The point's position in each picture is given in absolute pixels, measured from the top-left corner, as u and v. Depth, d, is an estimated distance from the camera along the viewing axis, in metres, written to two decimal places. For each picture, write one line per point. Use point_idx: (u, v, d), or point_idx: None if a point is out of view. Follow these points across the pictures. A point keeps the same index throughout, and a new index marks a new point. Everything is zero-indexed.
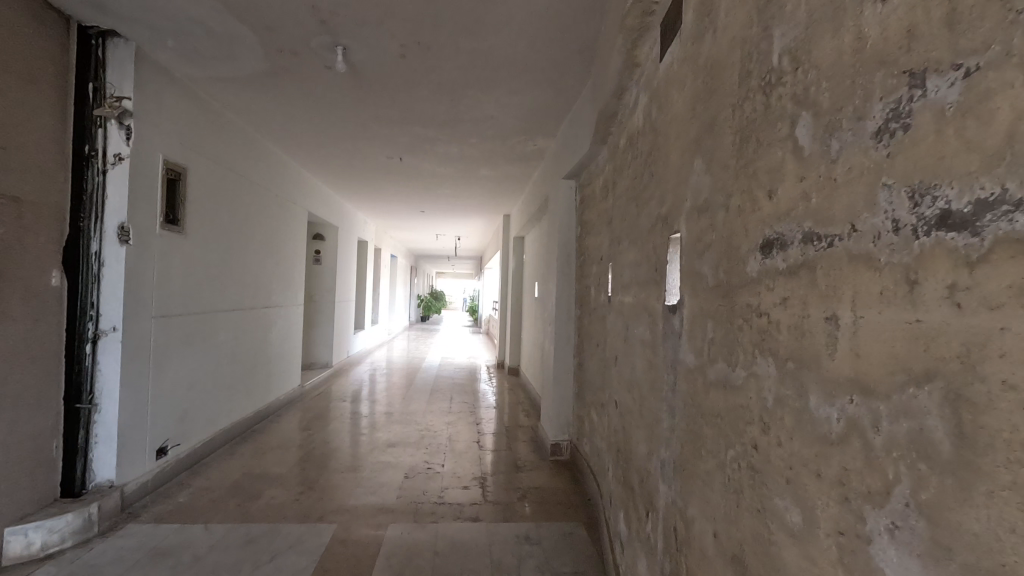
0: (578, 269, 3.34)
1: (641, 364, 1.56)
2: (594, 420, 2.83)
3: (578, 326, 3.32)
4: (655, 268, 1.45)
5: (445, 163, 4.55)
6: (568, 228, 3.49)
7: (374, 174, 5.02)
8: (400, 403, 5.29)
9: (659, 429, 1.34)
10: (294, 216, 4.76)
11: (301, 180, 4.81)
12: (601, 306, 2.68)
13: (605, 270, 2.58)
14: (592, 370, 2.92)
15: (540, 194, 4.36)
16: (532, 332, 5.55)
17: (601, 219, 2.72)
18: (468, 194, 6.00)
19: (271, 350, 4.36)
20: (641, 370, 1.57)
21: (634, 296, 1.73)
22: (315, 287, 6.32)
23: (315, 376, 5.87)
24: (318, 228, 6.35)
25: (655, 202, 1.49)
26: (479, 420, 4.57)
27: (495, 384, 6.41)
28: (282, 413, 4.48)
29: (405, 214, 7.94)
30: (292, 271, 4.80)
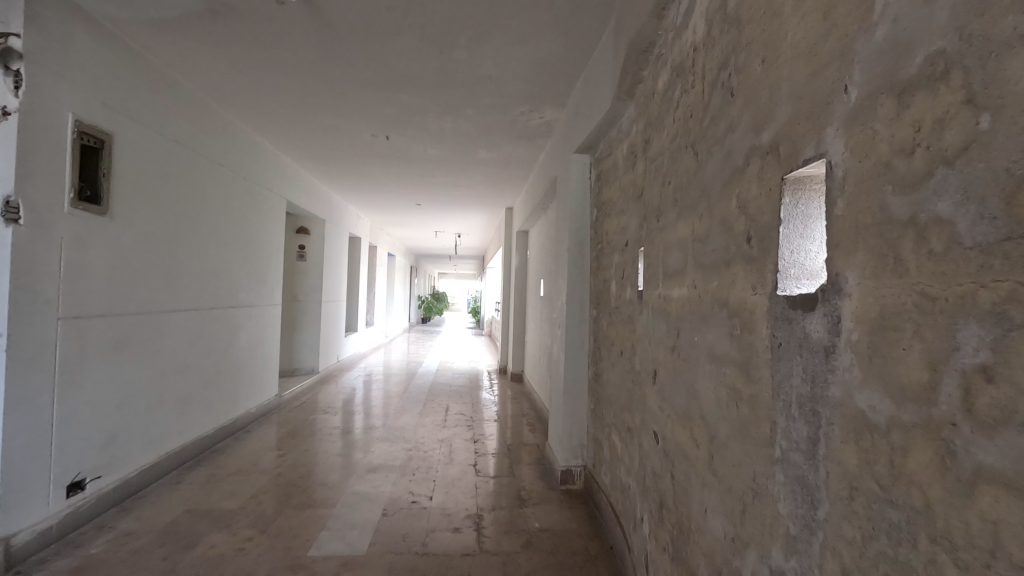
0: (593, 259, 2.78)
1: (715, 389, 1.03)
2: (616, 446, 2.27)
3: (593, 329, 2.78)
4: (751, 240, 0.90)
5: (439, 143, 4.01)
6: (580, 212, 2.93)
7: (359, 157, 4.48)
8: (390, 414, 4.73)
9: (787, 507, 0.81)
10: (266, 203, 4.22)
11: (273, 164, 4.27)
12: (625, 305, 2.13)
13: (631, 257, 2.05)
14: (612, 383, 2.37)
15: (547, 176, 3.81)
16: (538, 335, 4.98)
17: (625, 195, 2.20)
18: (467, 182, 5.43)
19: (239, 357, 3.82)
20: (715, 399, 1.02)
21: (694, 286, 1.18)
22: (299, 285, 5.77)
23: (296, 384, 5.30)
24: (301, 220, 5.80)
25: (743, 134, 0.95)
26: (477, 434, 4.00)
27: (496, 392, 5.85)
28: (252, 428, 3.92)
29: (399, 207, 7.38)
30: (265, 266, 4.26)
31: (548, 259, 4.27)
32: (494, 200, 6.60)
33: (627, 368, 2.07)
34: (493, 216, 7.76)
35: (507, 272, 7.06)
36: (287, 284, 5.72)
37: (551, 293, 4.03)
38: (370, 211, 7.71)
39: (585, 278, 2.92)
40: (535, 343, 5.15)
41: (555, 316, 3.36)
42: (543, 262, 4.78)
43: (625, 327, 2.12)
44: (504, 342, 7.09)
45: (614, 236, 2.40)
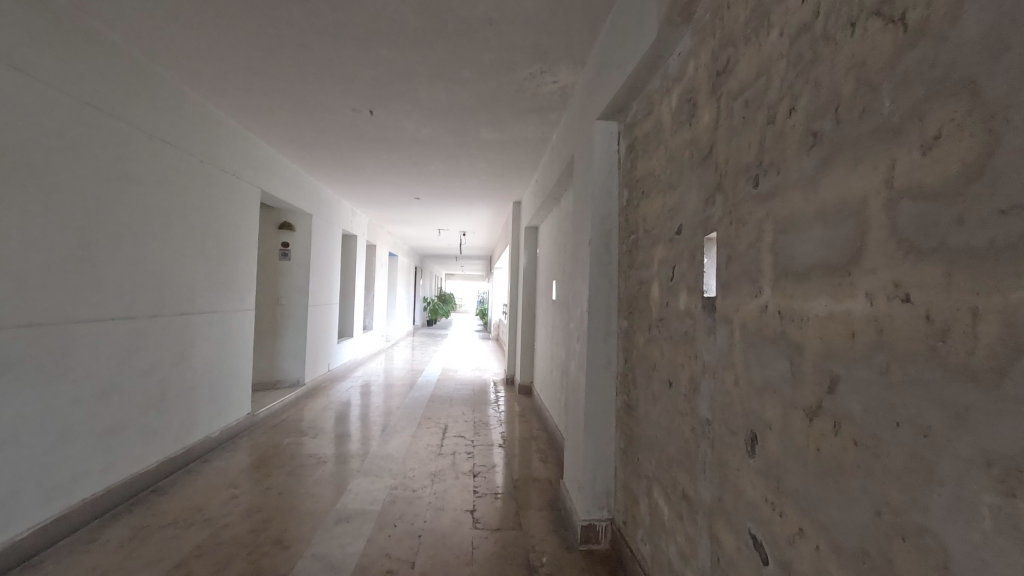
0: (624, 254, 2.16)
1: None
2: (663, 512, 1.64)
3: (625, 345, 2.15)
4: None
5: (434, 117, 3.40)
6: (606, 195, 2.30)
7: (343, 138, 3.87)
8: (380, 435, 4.13)
9: None
10: (234, 192, 3.65)
11: (242, 146, 3.70)
12: (680, 317, 1.50)
13: (692, 249, 1.42)
14: (656, 423, 1.74)
15: (562, 156, 3.20)
16: (550, 342, 4.34)
17: (678, 162, 1.57)
18: (469, 170, 4.81)
19: (197, 372, 3.24)
20: None
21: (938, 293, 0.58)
22: (282, 287, 5.18)
23: (276, 400, 4.70)
24: (285, 214, 5.20)
25: None
26: (478, 463, 3.39)
27: (502, 406, 5.24)
28: (213, 456, 3.32)
29: (396, 201, 6.76)
30: (233, 264, 3.68)
31: (563, 259, 3.63)
32: (501, 192, 5.98)
33: (685, 411, 1.44)
34: (500, 210, 7.13)
35: (515, 272, 6.42)
36: (269, 286, 5.12)
37: (567, 297, 3.40)
38: (366, 207, 7.11)
39: (613, 278, 2.29)
40: (547, 353, 4.51)
41: (573, 325, 2.73)
42: (556, 260, 4.14)
43: (680, 349, 1.49)
44: (511, 349, 6.45)
45: (657, 218, 1.77)
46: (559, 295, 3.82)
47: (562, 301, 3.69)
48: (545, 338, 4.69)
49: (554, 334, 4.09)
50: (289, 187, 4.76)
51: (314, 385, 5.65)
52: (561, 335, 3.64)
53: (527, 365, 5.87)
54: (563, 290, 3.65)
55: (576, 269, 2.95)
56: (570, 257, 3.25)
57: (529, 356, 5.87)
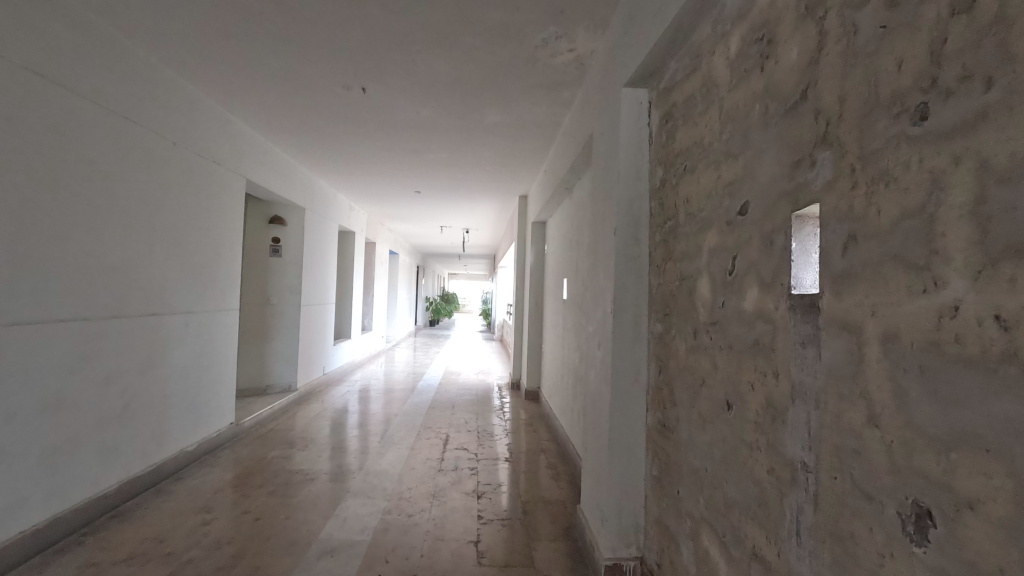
0: (659, 243, 1.82)
1: None
2: (718, 566, 1.30)
3: (658, 353, 1.81)
4: None
5: (434, 95, 3.07)
6: (635, 176, 1.96)
7: (336, 121, 3.54)
8: (375, 445, 3.79)
9: None
10: (214, 180, 3.32)
11: (223, 130, 3.37)
12: (748, 321, 1.16)
13: (768, 232, 1.08)
14: (706, 452, 1.40)
15: (578, 137, 2.85)
16: (561, 345, 3.99)
17: (740, 122, 1.23)
18: (473, 159, 4.47)
19: (171, 379, 2.92)
20: None
21: None
22: (273, 285, 4.85)
23: (264, 407, 4.36)
24: (275, 207, 4.87)
25: None
26: (482, 480, 3.05)
27: (508, 413, 4.90)
28: (189, 472, 3.00)
29: (396, 196, 6.43)
30: (215, 259, 3.36)
31: (578, 254, 3.29)
32: (506, 185, 5.64)
33: (756, 445, 1.10)
34: (505, 205, 6.80)
35: (522, 270, 6.08)
36: (258, 284, 4.79)
37: (583, 296, 3.05)
38: (364, 201, 6.78)
39: (642, 274, 1.95)
40: (558, 357, 4.16)
41: (592, 328, 2.39)
42: (568, 255, 3.80)
43: (748, 362, 1.15)
44: (517, 352, 6.11)
45: (706, 198, 1.43)
46: (573, 294, 3.47)
47: (575, 300, 3.35)
48: (555, 340, 4.35)
49: (566, 337, 3.74)
50: (278, 177, 4.42)
51: (307, 391, 5.32)
52: (575, 338, 3.30)
53: (533, 369, 5.52)
54: (578, 288, 3.31)
55: (595, 265, 2.60)
56: (587, 252, 2.90)
57: (536, 359, 5.53)
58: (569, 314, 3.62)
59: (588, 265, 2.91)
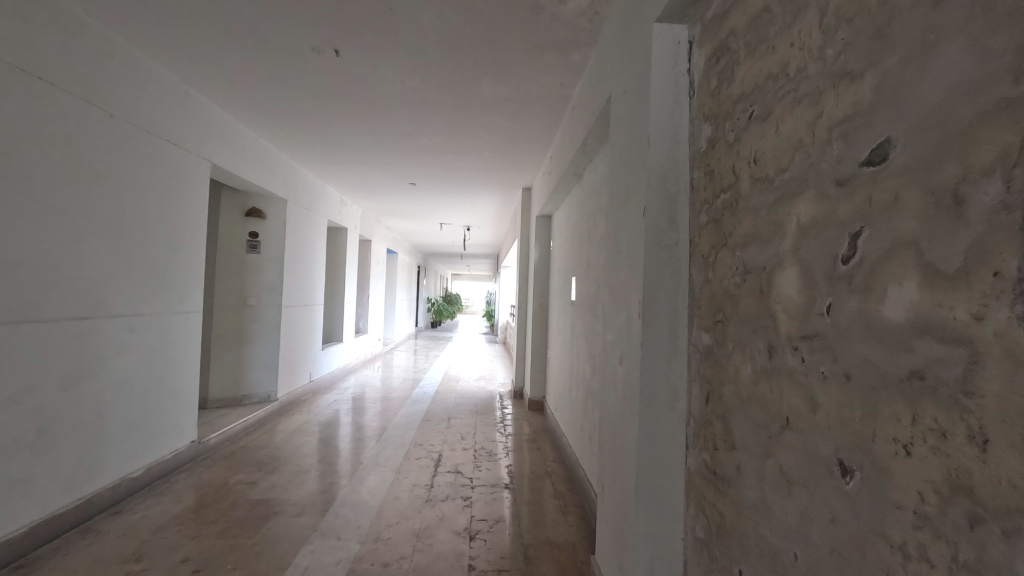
0: (705, 227, 1.35)
1: None
2: None
3: (706, 375, 1.33)
4: None
5: (421, 59, 2.62)
6: (670, 139, 1.50)
7: (312, 95, 3.10)
8: (358, 465, 3.34)
9: None
10: (169, 162, 2.88)
11: (176, 103, 2.93)
12: (898, 341, 0.69)
13: (959, 183, 0.61)
14: (796, 534, 0.93)
15: (591, 106, 2.40)
16: (570, 353, 3.53)
17: (869, 19, 0.77)
18: (471, 143, 4.02)
19: (109, 394, 2.47)
20: None
21: None
22: (251, 284, 4.40)
23: (237, 420, 3.92)
24: (254, 198, 4.43)
25: None
26: (476, 513, 2.59)
27: (509, 425, 4.45)
28: (133, 503, 2.56)
29: (390, 188, 5.98)
30: (169, 253, 2.90)
31: (592, 248, 2.82)
32: (508, 176, 5.19)
33: (929, 558, 0.63)
34: (507, 199, 6.34)
35: (525, 269, 5.62)
36: (234, 283, 4.34)
37: (598, 297, 2.59)
38: (357, 195, 6.33)
39: (680, 267, 1.48)
40: (566, 365, 3.70)
41: (610, 338, 1.93)
42: (578, 251, 3.34)
43: (902, 411, 0.68)
44: (520, 357, 5.64)
45: (795, 150, 0.96)
46: (585, 295, 3.01)
47: (588, 302, 2.89)
48: (563, 346, 3.88)
49: (576, 344, 3.28)
50: (253, 164, 3.98)
51: (290, 400, 4.86)
52: (587, 345, 2.83)
53: (538, 376, 5.06)
54: (590, 286, 2.85)
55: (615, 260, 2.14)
56: (604, 247, 2.45)
57: (541, 366, 5.06)
58: (580, 317, 3.16)
59: (605, 261, 2.45)
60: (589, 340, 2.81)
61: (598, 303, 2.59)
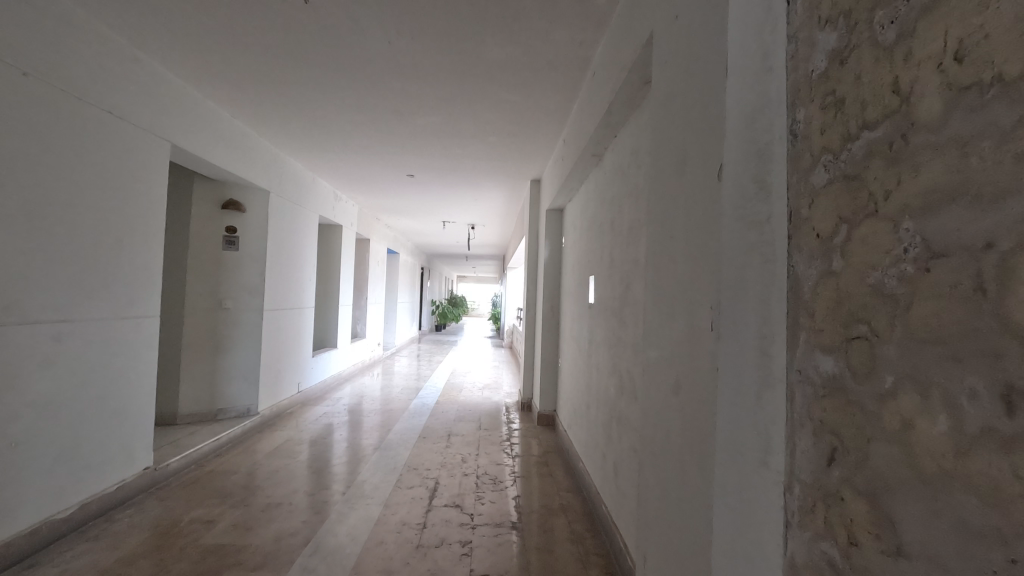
0: (819, 188, 0.88)
1: None
2: None
3: (828, 422, 0.85)
4: None
5: (410, 9, 2.17)
6: (756, 64, 1.02)
7: (288, 57, 2.65)
8: (340, 494, 2.87)
9: None
10: (113, 138, 2.43)
11: (121, 68, 2.48)
12: None
13: None
14: None
15: (620, 61, 1.94)
16: (588, 363, 3.03)
17: None
18: (474, 122, 3.54)
19: (25, 417, 2.02)
20: None
21: None
22: (228, 284, 3.94)
23: (209, 439, 3.46)
24: (233, 188, 3.97)
25: None
26: (477, 564, 2.11)
27: (517, 442, 3.97)
28: (57, 551, 2.10)
29: (387, 181, 5.53)
30: (113, 246, 2.45)
31: (619, 239, 2.33)
32: (516, 165, 4.71)
33: None
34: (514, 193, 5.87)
35: (534, 268, 5.14)
36: (209, 283, 3.88)
37: (630, 299, 2.10)
38: (351, 189, 5.87)
39: (774, 255, 0.98)
40: (583, 378, 3.21)
41: (657, 354, 1.44)
42: (598, 244, 2.85)
43: None
44: (528, 365, 5.15)
45: None
46: (610, 296, 2.52)
47: (614, 305, 2.40)
48: (578, 355, 3.39)
49: (597, 355, 2.79)
50: (227, 148, 3.53)
51: (274, 414, 4.38)
52: (615, 356, 2.35)
53: (549, 387, 4.56)
54: (617, 287, 2.36)
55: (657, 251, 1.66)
56: (640, 236, 1.96)
57: (552, 375, 4.56)
58: (602, 322, 2.67)
59: (639, 253, 1.96)
60: (617, 351, 2.31)
61: (630, 307, 2.10)
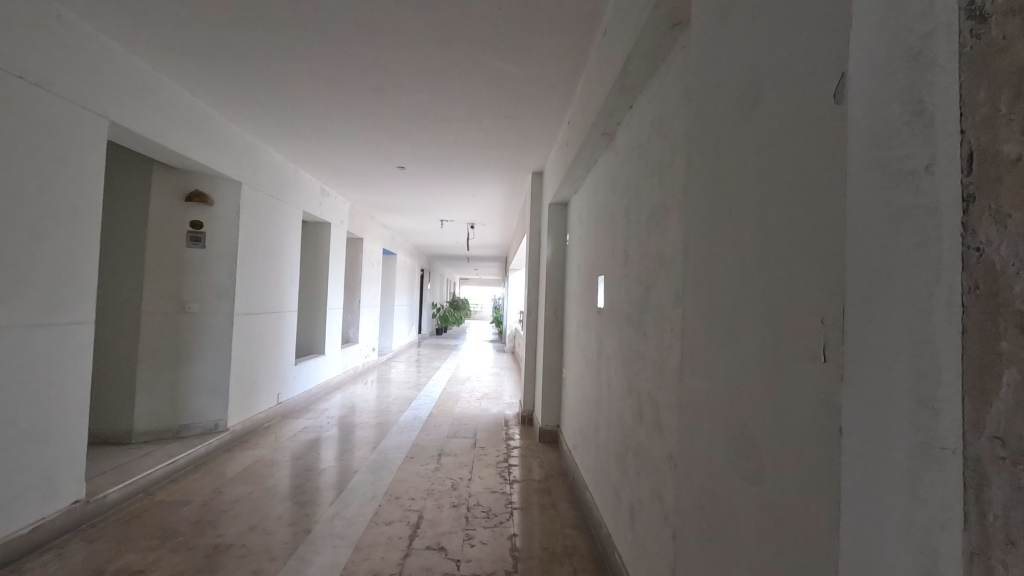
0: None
1: None
2: None
3: None
4: None
5: None
6: None
7: (241, 14, 2.24)
8: (304, 529, 2.46)
9: None
10: (19, 109, 2.02)
11: (38, 26, 2.08)
12: None
13: None
14: None
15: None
16: (597, 379, 2.59)
17: None
18: (466, 99, 3.13)
19: None
20: None
21: None
22: (192, 285, 3.53)
23: (165, 461, 3.04)
24: (199, 178, 3.57)
25: None
26: None
27: (515, 464, 3.55)
28: None
29: (377, 175, 5.14)
30: (16, 237, 2.02)
31: (639, 228, 1.90)
32: (515, 154, 4.29)
33: None
34: (514, 188, 5.45)
35: (536, 268, 4.71)
36: (170, 284, 3.46)
37: (654, 303, 1.66)
38: (340, 183, 5.46)
39: (946, 211, 0.51)
40: (591, 395, 2.76)
41: (707, 386, 0.99)
42: (609, 240, 2.42)
43: None
44: (529, 375, 4.71)
45: None
46: (625, 299, 2.09)
47: (631, 311, 1.96)
48: (586, 367, 2.95)
49: (608, 369, 2.36)
50: (185, 131, 3.13)
51: (245, 429, 3.93)
52: (633, 374, 1.91)
53: (552, 400, 4.12)
54: (636, 288, 1.92)
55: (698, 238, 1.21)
56: (670, 222, 1.52)
57: (555, 386, 4.12)
58: (615, 331, 2.24)
59: (669, 245, 1.52)
60: (636, 368, 1.87)
61: (655, 312, 1.66)
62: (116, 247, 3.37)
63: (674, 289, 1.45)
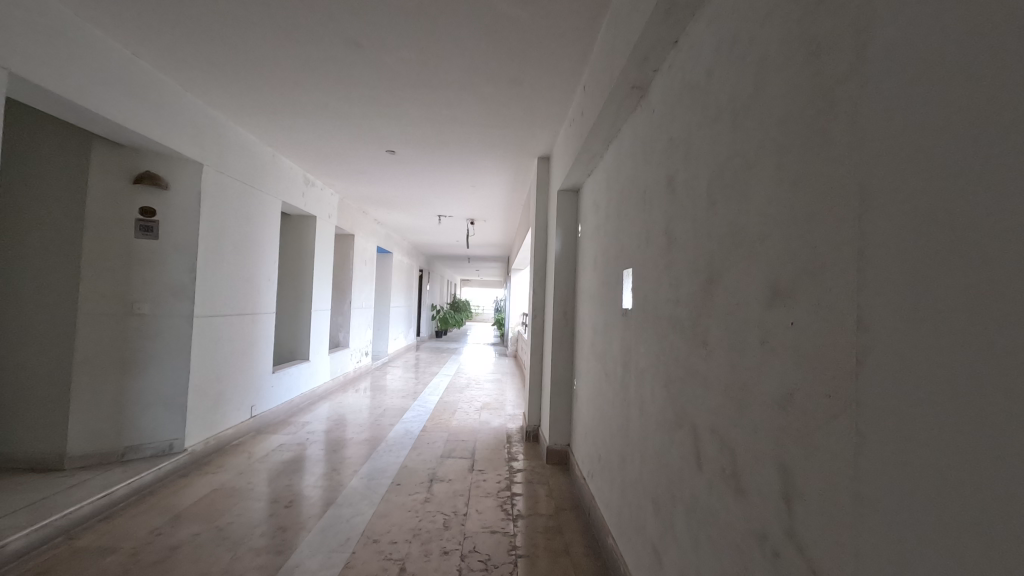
0: None
1: None
2: None
3: None
4: None
5: None
6: None
7: None
8: None
9: None
10: None
11: None
12: None
13: None
14: None
15: None
16: (624, 399, 2.08)
17: None
18: (459, 56, 2.62)
19: None
20: None
21: None
22: (142, 282, 3.02)
23: (99, 493, 2.54)
24: (150, 157, 3.07)
25: None
26: None
27: (519, 493, 3.03)
28: None
29: (366, 162, 4.64)
30: None
31: (696, 198, 1.38)
32: (519, 133, 3.78)
33: None
34: (517, 177, 4.94)
35: (543, 265, 4.19)
36: (115, 280, 2.96)
37: (727, 304, 1.15)
38: (325, 171, 4.95)
39: None
40: (614, 417, 2.24)
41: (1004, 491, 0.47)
42: (641, 224, 1.91)
43: None
44: (535, 385, 4.18)
45: None
46: (668, 297, 1.58)
47: (680, 316, 1.45)
48: (606, 382, 2.44)
49: (641, 389, 1.85)
50: (114, 88, 2.64)
51: (206, 450, 3.39)
52: (686, 402, 1.39)
53: (561, 415, 3.59)
54: (688, 282, 1.40)
55: (887, 154, 0.66)
56: (764, 177, 1.00)
57: (564, 400, 3.59)
58: (651, 339, 1.73)
59: (764, 212, 1.00)
60: (691, 395, 1.35)
61: (730, 313, 1.14)
62: (48, 235, 2.85)
63: (781, 275, 0.93)
